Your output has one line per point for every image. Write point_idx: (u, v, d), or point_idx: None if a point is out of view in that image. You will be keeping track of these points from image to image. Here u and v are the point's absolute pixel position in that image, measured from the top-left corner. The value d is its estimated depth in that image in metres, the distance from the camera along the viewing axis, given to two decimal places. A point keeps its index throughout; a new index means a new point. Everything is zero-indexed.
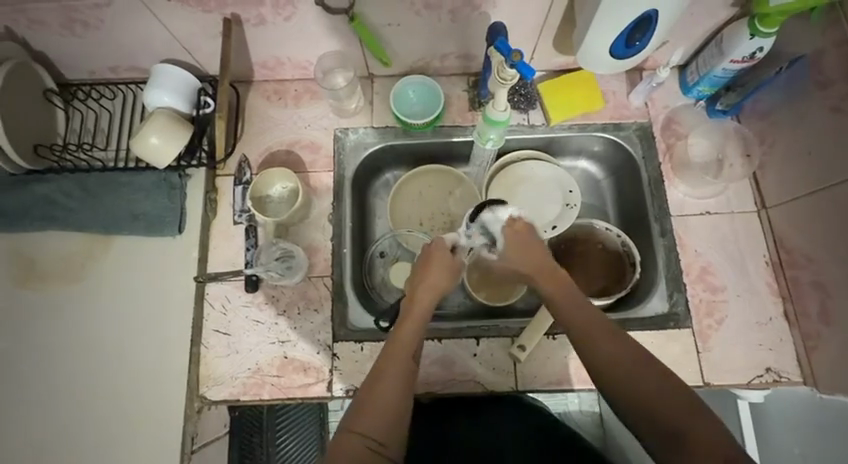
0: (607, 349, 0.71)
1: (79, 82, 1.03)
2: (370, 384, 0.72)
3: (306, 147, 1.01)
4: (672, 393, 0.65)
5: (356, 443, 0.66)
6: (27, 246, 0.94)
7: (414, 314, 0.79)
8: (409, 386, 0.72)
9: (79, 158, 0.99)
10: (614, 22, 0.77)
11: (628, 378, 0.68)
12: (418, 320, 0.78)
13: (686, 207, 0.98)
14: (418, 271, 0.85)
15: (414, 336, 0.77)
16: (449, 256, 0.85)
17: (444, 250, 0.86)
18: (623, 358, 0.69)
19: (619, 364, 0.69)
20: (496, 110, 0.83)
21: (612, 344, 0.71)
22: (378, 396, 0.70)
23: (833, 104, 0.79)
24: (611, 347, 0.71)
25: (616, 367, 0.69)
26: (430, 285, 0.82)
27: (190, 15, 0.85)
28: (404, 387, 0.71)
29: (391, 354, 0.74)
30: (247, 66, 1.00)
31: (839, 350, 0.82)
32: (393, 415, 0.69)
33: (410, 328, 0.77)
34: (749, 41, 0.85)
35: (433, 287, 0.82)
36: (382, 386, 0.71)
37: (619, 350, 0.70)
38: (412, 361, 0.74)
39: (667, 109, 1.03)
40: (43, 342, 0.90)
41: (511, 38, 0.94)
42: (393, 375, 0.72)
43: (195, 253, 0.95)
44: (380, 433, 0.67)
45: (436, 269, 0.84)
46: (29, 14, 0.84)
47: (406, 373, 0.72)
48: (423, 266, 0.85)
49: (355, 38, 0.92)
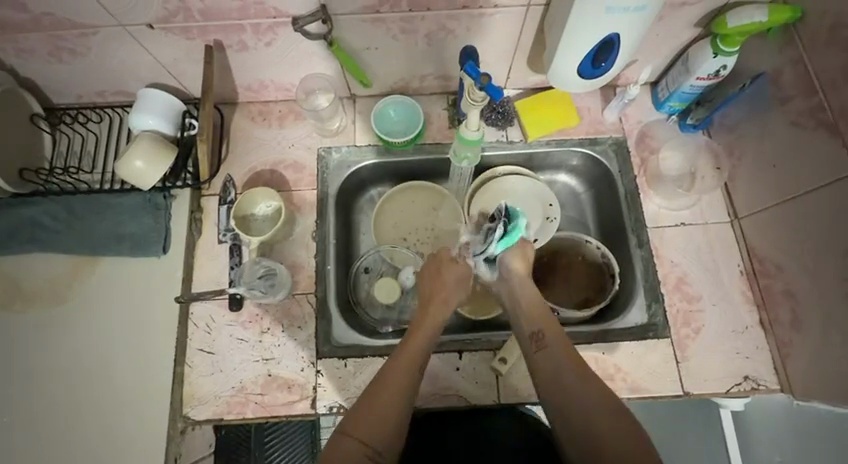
0: (581, 403, 0.71)
1: (66, 106, 1.05)
2: (373, 388, 0.73)
3: (290, 167, 1.03)
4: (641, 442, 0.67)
5: (354, 448, 0.68)
6: (13, 268, 0.95)
7: (427, 322, 0.82)
8: (411, 393, 0.73)
9: (65, 181, 1.00)
10: (580, 44, 0.81)
11: (597, 431, 0.69)
12: (428, 334, 0.80)
13: (661, 219, 1.00)
14: (426, 277, 0.89)
15: (424, 348, 0.78)
16: (457, 269, 0.88)
17: (452, 257, 0.90)
18: (595, 409, 0.70)
19: (590, 419, 0.70)
20: (469, 129, 0.86)
21: (587, 399, 0.71)
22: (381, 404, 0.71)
23: (793, 118, 0.83)
24: (583, 402, 0.71)
25: (586, 423, 0.70)
26: (439, 296, 0.85)
27: (174, 42, 0.88)
28: (410, 396, 0.73)
29: (399, 363, 0.75)
30: (231, 89, 1.02)
31: (811, 357, 0.83)
32: (396, 423, 0.71)
33: (419, 338, 0.79)
34: (713, 60, 0.89)
35: (444, 295, 0.86)
36: (383, 392, 0.72)
37: (594, 403, 0.71)
38: (417, 369, 0.76)
39: (640, 124, 1.06)
40: (29, 364, 0.90)
41: (486, 59, 0.98)
42: (398, 381, 0.73)
43: (180, 273, 0.96)
44: (378, 441, 0.69)
45: (449, 276, 0.88)
46: (18, 44, 0.86)
47: (413, 379, 0.74)
48: (433, 275, 0.88)
49: (335, 62, 0.95)
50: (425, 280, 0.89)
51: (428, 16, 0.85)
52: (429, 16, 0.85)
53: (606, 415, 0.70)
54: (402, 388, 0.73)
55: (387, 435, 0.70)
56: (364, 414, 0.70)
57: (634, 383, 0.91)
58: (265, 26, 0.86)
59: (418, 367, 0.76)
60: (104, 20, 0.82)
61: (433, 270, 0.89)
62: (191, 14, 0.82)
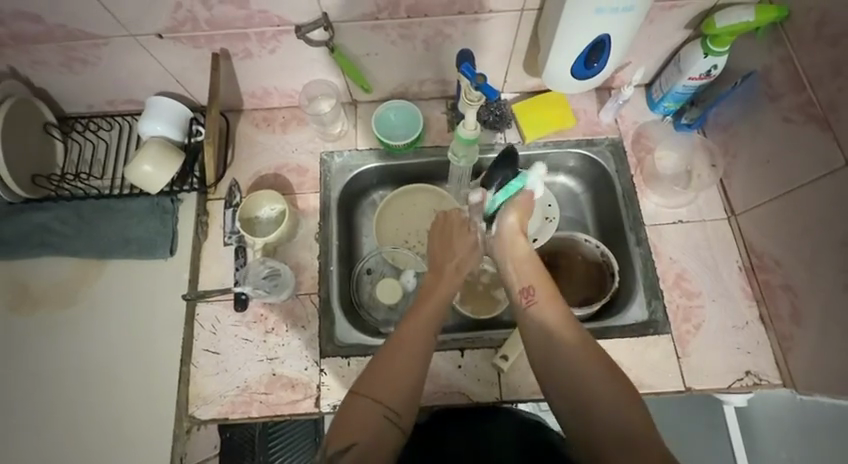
0: (584, 386, 0.73)
1: (78, 115, 1.08)
2: (387, 350, 0.76)
3: (293, 171, 1.06)
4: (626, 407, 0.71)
5: (368, 407, 0.71)
6: (25, 272, 0.98)
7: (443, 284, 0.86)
8: (426, 357, 0.76)
9: (76, 187, 1.03)
10: (572, 44, 0.83)
11: (599, 409, 0.71)
12: (441, 298, 0.84)
13: (659, 217, 1.02)
14: (438, 244, 0.92)
15: (437, 310, 0.82)
16: (462, 224, 0.93)
17: (461, 221, 0.94)
18: (600, 391, 0.72)
19: (593, 402, 0.72)
20: (467, 130, 0.90)
21: (588, 374, 0.73)
22: (395, 374, 0.73)
23: (785, 115, 0.85)
24: (586, 385, 0.73)
25: (586, 402, 0.72)
26: (449, 253, 0.91)
27: (183, 51, 0.92)
28: (421, 363, 0.75)
29: (410, 334, 0.77)
30: (237, 97, 1.06)
31: (812, 350, 0.84)
32: (409, 388, 0.73)
33: (432, 303, 0.83)
34: (704, 60, 0.92)
35: (455, 265, 0.90)
36: (396, 354, 0.75)
37: (598, 388, 0.72)
38: (429, 331, 0.79)
39: (636, 125, 1.08)
40: (38, 365, 0.92)
41: (483, 63, 1.00)
42: (413, 341, 0.76)
43: (186, 274, 0.98)
44: (392, 402, 0.72)
45: (459, 244, 0.92)
46: (32, 55, 0.90)
47: (427, 343, 0.77)
48: (443, 237, 0.93)
49: (336, 68, 0.99)
50: (435, 244, 0.93)
51: (426, 22, 0.89)
52: (426, 22, 0.88)
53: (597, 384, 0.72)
54: (415, 354, 0.75)
55: (401, 399, 0.72)
56: (377, 378, 0.73)
57: (636, 379, 0.91)
58: (269, 34, 0.89)
59: (431, 329, 0.79)
60: (115, 31, 0.86)
61: (442, 236, 0.93)
62: (198, 23, 0.85)
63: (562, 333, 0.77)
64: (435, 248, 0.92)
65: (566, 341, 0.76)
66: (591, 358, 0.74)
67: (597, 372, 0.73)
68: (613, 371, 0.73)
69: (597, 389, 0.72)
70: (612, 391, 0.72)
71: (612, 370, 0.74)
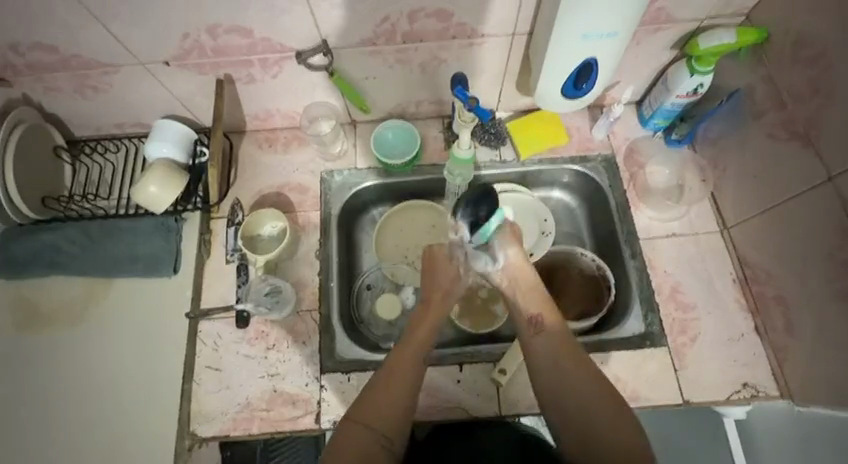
0: (583, 419, 0.75)
1: (86, 138, 1.12)
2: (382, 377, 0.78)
3: (295, 189, 1.08)
4: (624, 425, 0.74)
5: (361, 432, 0.73)
6: (31, 292, 1.00)
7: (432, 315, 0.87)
8: (417, 383, 0.78)
9: (84, 208, 1.07)
10: (560, 69, 0.87)
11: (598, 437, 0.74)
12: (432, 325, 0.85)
13: (653, 230, 1.03)
14: (424, 277, 0.91)
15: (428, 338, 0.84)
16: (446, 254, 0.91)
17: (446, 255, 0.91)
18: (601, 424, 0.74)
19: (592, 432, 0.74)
20: (461, 149, 0.93)
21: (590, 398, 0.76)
22: (386, 401, 0.76)
23: (769, 131, 0.87)
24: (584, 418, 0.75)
25: (589, 434, 0.74)
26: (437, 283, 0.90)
27: (189, 77, 0.95)
28: (413, 387, 0.77)
29: (401, 360, 0.80)
30: (240, 118, 1.09)
31: (807, 361, 0.85)
32: (402, 412, 0.76)
33: (421, 334, 0.83)
34: (690, 79, 0.95)
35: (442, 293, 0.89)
36: (388, 385, 0.77)
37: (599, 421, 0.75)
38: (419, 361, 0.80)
39: (628, 140, 1.11)
40: (41, 384, 0.93)
41: (477, 84, 1.04)
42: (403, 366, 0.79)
43: (189, 292, 1.00)
44: (384, 426, 0.74)
45: (441, 274, 0.90)
46: (46, 82, 0.94)
47: (418, 371, 0.79)
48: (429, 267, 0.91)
49: (336, 91, 1.02)
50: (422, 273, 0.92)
51: (421, 47, 0.92)
52: (422, 47, 0.92)
53: (601, 404, 0.76)
54: (408, 380, 0.77)
55: (392, 422, 0.75)
56: (369, 403, 0.76)
57: (634, 392, 0.92)
58: (271, 60, 0.93)
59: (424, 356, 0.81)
60: (125, 59, 0.90)
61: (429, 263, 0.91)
62: (203, 51, 0.89)
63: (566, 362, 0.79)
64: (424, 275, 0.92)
65: (575, 369, 0.78)
66: (606, 391, 0.76)
67: (599, 405, 0.75)
68: (611, 398, 0.76)
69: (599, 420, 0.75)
70: (615, 424, 0.74)
71: (618, 403, 0.76)
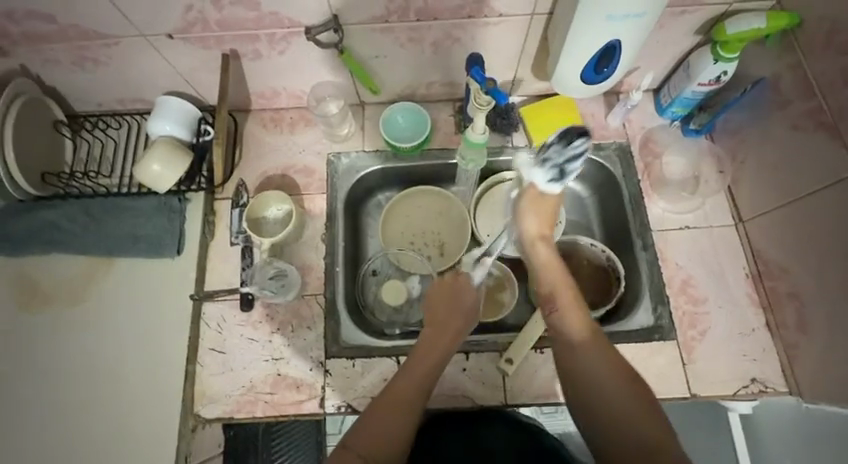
0: (612, 407, 0.70)
1: (87, 114, 1.09)
2: (376, 406, 0.76)
3: (300, 171, 1.06)
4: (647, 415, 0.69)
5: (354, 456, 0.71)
6: (32, 269, 0.98)
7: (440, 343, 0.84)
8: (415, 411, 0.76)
9: (84, 185, 1.04)
10: (580, 52, 0.84)
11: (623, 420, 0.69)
12: (436, 356, 0.82)
13: (666, 222, 1.01)
14: (441, 303, 0.90)
15: (432, 367, 0.81)
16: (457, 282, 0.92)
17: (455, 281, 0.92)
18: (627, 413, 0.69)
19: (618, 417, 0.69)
20: (475, 132, 0.90)
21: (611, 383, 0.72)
22: (378, 428, 0.73)
23: (793, 122, 0.85)
24: (608, 407, 0.71)
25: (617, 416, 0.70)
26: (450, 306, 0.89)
27: (193, 52, 0.92)
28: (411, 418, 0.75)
29: (393, 391, 0.77)
30: (245, 97, 1.06)
31: (818, 358, 0.84)
32: (396, 439, 0.73)
33: (422, 365, 0.81)
34: (713, 66, 0.91)
35: (454, 320, 0.87)
36: (383, 415, 0.74)
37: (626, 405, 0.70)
38: (417, 393, 0.78)
39: (643, 129, 1.08)
40: (42, 363, 0.93)
41: (491, 67, 1.00)
42: (402, 395, 0.77)
43: (193, 274, 0.98)
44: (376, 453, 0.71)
45: (457, 303, 0.89)
46: (44, 54, 0.91)
47: (416, 400, 0.77)
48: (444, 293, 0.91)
49: (344, 69, 0.99)
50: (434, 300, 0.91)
51: (435, 25, 0.89)
52: (435, 25, 0.89)
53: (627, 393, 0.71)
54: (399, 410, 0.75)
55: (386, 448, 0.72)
56: (364, 428, 0.73)
57: None
58: (278, 36, 0.90)
59: (424, 388, 0.78)
60: (126, 30, 0.86)
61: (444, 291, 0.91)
62: (208, 24, 0.86)
63: (584, 352, 0.75)
64: (436, 302, 0.90)
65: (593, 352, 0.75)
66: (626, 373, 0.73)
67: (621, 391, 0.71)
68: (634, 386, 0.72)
69: (618, 410, 0.70)
70: (641, 411, 0.69)
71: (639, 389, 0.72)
